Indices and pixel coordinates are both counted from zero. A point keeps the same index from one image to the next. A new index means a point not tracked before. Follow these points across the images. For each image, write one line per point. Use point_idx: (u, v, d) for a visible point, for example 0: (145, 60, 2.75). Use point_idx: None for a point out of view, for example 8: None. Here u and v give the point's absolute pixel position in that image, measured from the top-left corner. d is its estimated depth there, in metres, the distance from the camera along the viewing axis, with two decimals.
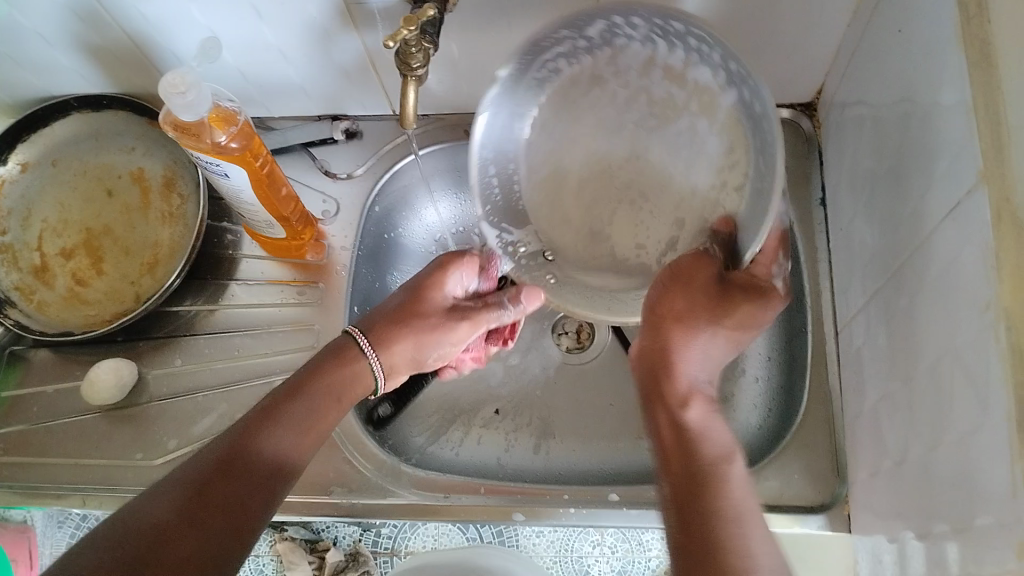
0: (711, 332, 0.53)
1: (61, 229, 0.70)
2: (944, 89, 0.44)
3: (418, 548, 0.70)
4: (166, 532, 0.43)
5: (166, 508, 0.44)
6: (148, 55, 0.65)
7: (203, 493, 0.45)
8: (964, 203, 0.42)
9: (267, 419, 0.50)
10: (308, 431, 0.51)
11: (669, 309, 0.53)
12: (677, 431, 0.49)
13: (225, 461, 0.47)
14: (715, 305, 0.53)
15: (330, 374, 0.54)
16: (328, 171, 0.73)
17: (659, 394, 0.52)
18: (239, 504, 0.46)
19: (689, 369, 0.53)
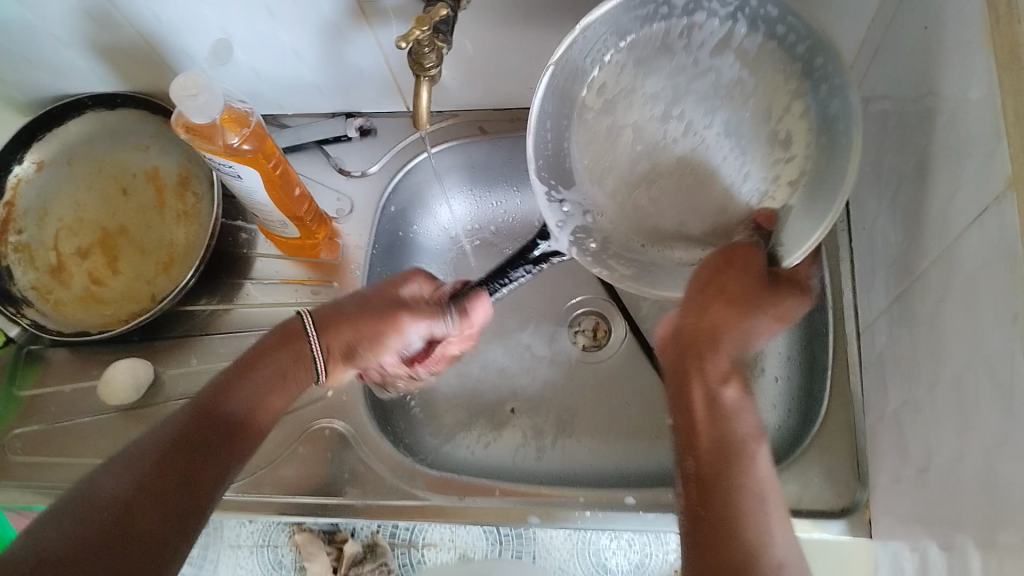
0: (766, 322, 0.52)
1: (77, 229, 0.71)
2: (971, 90, 0.43)
3: (436, 540, 0.67)
4: (127, 504, 0.46)
5: (121, 481, 0.46)
6: (161, 54, 0.65)
7: (160, 463, 0.48)
8: (992, 210, 0.41)
9: (223, 392, 0.53)
10: (265, 398, 0.54)
11: (725, 289, 0.51)
12: (713, 410, 0.50)
13: (181, 436, 0.50)
14: (766, 294, 0.52)
15: (285, 347, 0.57)
16: (342, 169, 0.72)
17: (699, 360, 0.51)
18: (198, 471, 0.49)
19: (731, 346, 0.52)
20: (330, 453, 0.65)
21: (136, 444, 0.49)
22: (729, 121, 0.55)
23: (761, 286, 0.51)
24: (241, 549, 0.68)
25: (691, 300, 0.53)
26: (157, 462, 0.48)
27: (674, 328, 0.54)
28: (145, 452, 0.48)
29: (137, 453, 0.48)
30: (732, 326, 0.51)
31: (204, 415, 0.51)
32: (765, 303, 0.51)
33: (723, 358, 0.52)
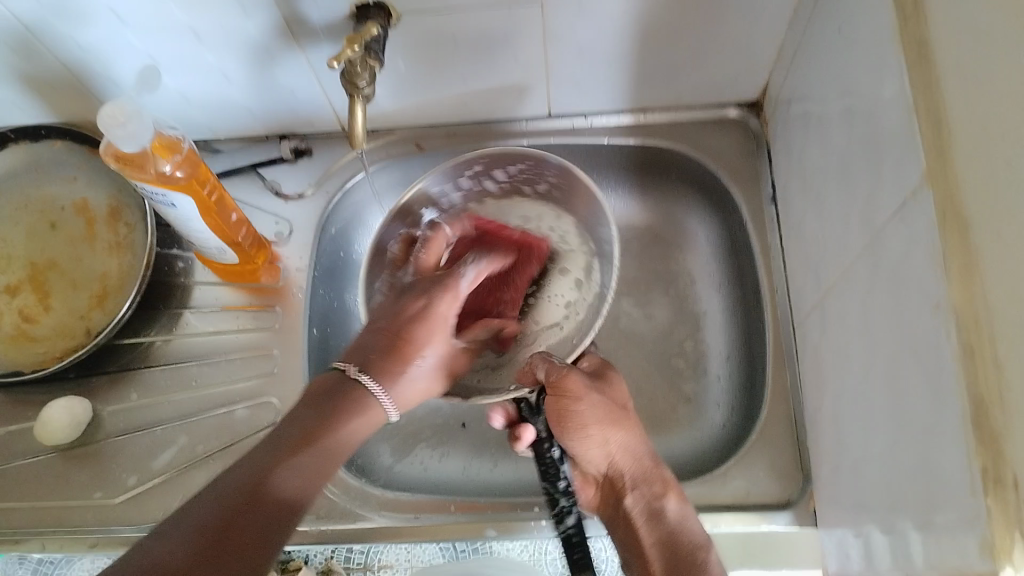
0: (628, 430, 0.58)
1: (4, 266, 0.68)
2: (884, 89, 0.45)
3: (391, 560, 0.64)
4: (195, 564, 0.40)
5: (182, 556, 0.40)
6: (86, 83, 0.63)
7: (225, 529, 0.42)
8: (912, 202, 0.42)
9: (280, 461, 0.46)
10: (309, 480, 0.47)
11: (586, 424, 0.57)
12: (665, 527, 0.55)
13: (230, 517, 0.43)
14: (611, 410, 0.58)
15: (352, 401, 0.51)
16: (280, 192, 0.71)
17: (631, 488, 0.57)
18: (246, 544, 0.42)
19: (619, 465, 0.58)
20: None
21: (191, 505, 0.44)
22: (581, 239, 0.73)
23: (616, 403, 0.59)
24: None
25: (582, 449, 0.58)
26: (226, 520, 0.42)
27: (596, 474, 0.59)
28: (208, 527, 0.42)
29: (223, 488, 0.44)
30: (619, 445, 0.58)
31: (252, 495, 0.44)
32: (610, 420, 0.58)
33: (641, 469, 0.58)
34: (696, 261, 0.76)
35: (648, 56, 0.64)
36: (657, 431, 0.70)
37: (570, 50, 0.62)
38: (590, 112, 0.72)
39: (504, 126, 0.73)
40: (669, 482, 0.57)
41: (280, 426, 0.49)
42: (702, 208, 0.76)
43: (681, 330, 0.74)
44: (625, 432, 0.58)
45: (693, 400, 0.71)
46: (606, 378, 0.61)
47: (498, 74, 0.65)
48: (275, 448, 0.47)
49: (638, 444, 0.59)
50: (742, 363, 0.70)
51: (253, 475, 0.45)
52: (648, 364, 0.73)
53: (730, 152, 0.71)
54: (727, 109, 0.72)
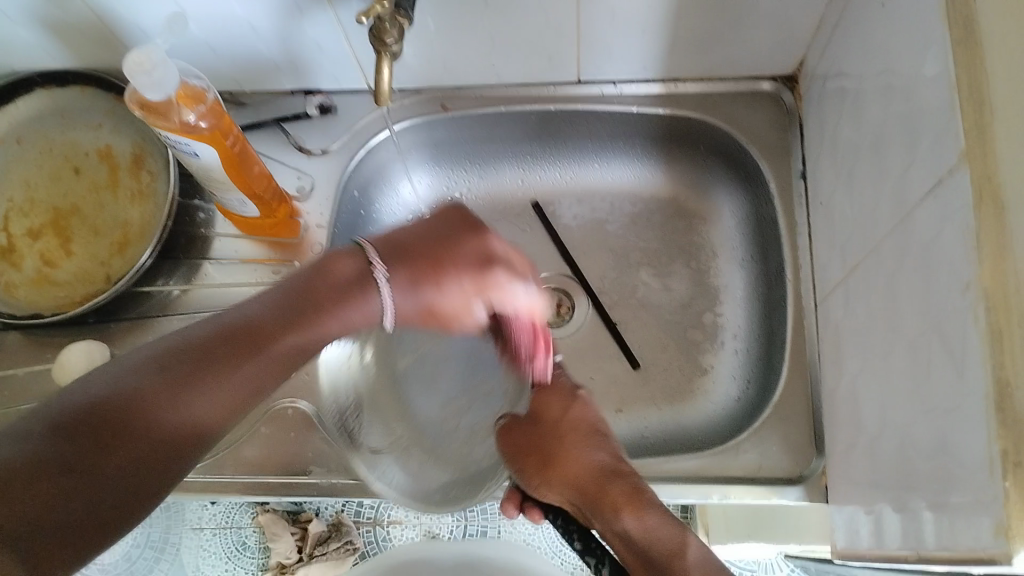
0: (568, 454, 0.56)
1: (26, 209, 0.68)
2: (926, 64, 0.44)
3: (400, 517, 0.70)
4: (91, 457, 0.39)
5: (141, 377, 0.43)
6: (114, 29, 0.63)
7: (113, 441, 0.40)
8: (947, 183, 0.42)
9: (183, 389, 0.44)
10: (212, 410, 0.45)
11: (538, 481, 0.57)
12: (629, 548, 0.51)
13: (203, 367, 0.45)
14: (547, 435, 0.58)
15: (321, 289, 0.52)
16: (302, 147, 0.71)
17: (594, 509, 0.53)
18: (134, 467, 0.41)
19: (573, 499, 0.55)
20: (293, 434, 0.64)
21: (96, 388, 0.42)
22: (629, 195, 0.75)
23: (549, 436, 0.58)
24: (204, 531, 0.71)
25: (546, 495, 0.57)
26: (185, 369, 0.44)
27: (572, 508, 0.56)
28: (117, 393, 0.42)
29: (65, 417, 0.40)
30: (567, 481, 0.55)
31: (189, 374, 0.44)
32: (545, 464, 0.56)
33: (588, 495, 0.54)
34: (719, 234, 0.75)
35: (680, 25, 0.62)
36: (670, 402, 0.70)
37: (601, 14, 0.61)
38: (619, 80, 0.71)
39: (531, 89, 0.72)
40: (622, 494, 0.52)
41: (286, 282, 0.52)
42: (729, 182, 0.74)
43: (700, 303, 0.74)
44: (557, 471, 0.55)
45: (708, 372, 0.71)
46: (541, 411, 0.60)
47: (528, 36, 0.64)
48: (268, 301, 0.50)
49: (582, 465, 0.55)
50: (761, 340, 0.70)
51: (210, 335, 0.47)
52: (665, 335, 0.73)
53: (760, 125, 0.70)
54: (760, 81, 0.71)
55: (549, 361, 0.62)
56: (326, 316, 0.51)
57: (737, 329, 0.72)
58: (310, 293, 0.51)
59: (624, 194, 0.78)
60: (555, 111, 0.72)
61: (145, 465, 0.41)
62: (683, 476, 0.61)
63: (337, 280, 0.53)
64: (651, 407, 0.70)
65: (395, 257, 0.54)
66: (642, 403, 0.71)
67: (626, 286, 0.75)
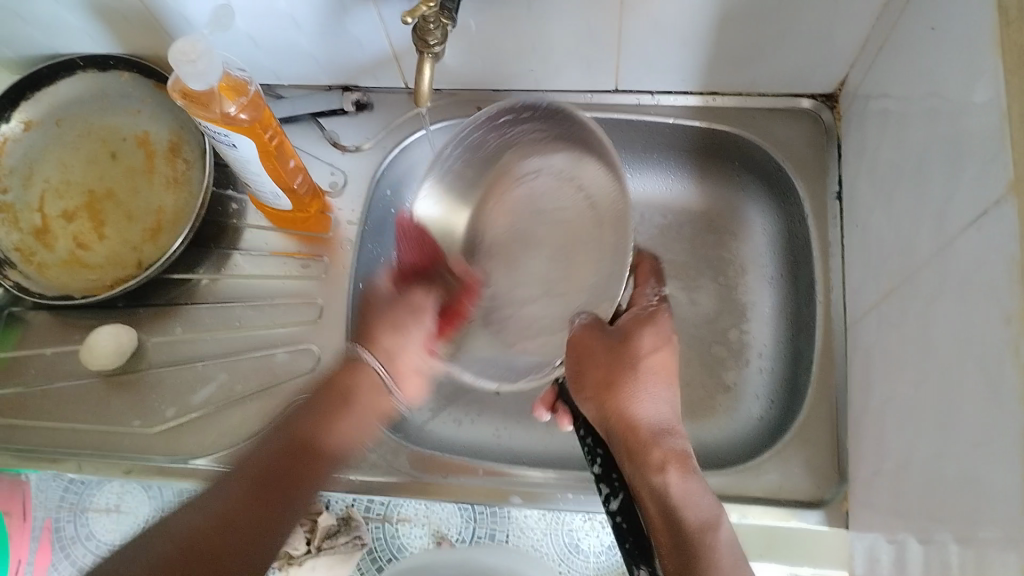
0: (625, 393, 0.54)
1: (62, 191, 0.69)
2: (977, 91, 0.43)
3: (409, 515, 0.66)
4: (231, 514, 0.50)
5: (189, 525, 0.49)
6: (158, 17, 0.63)
7: (228, 521, 0.50)
8: (992, 213, 0.41)
9: (275, 502, 0.52)
10: (319, 434, 0.56)
11: (590, 387, 0.55)
12: (660, 502, 0.49)
13: (240, 497, 0.51)
14: (615, 357, 0.55)
15: (350, 379, 0.60)
16: (337, 143, 0.71)
17: (636, 456, 0.51)
18: (260, 525, 0.51)
19: (615, 435, 0.53)
20: None
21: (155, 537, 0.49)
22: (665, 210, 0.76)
23: (619, 358, 0.55)
24: None
25: (585, 407, 0.56)
26: (250, 484, 0.52)
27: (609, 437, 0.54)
28: (187, 523, 0.49)
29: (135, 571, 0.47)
30: (617, 413, 0.53)
31: (241, 480, 0.52)
32: (602, 386, 0.55)
33: (636, 439, 0.52)
34: (750, 251, 0.75)
35: (722, 38, 0.62)
36: (692, 417, 0.70)
37: (643, 25, 0.60)
38: (657, 90, 0.71)
39: (568, 96, 0.72)
40: (672, 453, 0.51)
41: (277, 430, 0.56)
42: (762, 198, 0.74)
43: (727, 319, 0.73)
44: (613, 397, 0.54)
45: (731, 389, 0.71)
46: (630, 336, 0.57)
47: (569, 43, 0.64)
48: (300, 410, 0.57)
49: (640, 409, 0.54)
50: (787, 360, 0.69)
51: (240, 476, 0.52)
52: (689, 349, 0.73)
53: (798, 142, 0.69)
54: (800, 98, 0.70)
55: (652, 295, 0.60)
56: (340, 427, 0.57)
57: (763, 348, 0.71)
58: (332, 394, 0.58)
59: (657, 205, 0.78)
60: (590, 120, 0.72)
61: (228, 546, 0.49)
62: None
63: (342, 435, 0.58)
64: None
65: (404, 369, 0.62)
66: None
67: None
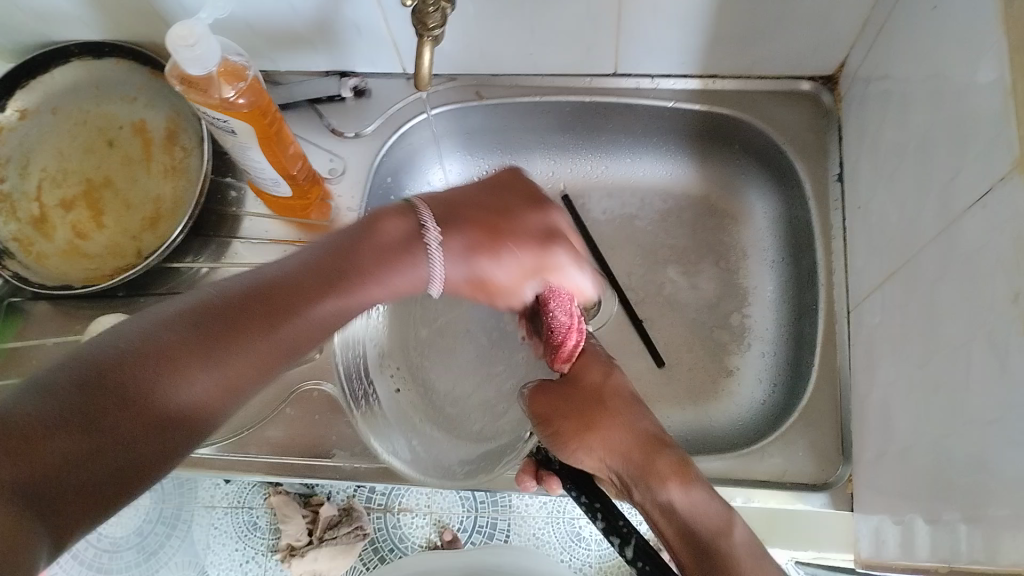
0: (608, 422, 0.54)
1: (60, 180, 0.69)
2: (981, 67, 0.43)
3: (411, 504, 0.72)
4: (113, 407, 0.36)
5: (61, 402, 0.35)
6: (153, 3, 0.63)
7: (120, 385, 0.36)
8: (998, 190, 0.41)
9: (194, 360, 0.39)
10: (213, 398, 0.40)
11: (571, 440, 0.55)
12: (671, 517, 0.49)
13: (177, 346, 0.39)
14: (585, 412, 0.55)
15: (363, 247, 0.49)
16: (335, 130, 0.71)
17: (634, 479, 0.52)
18: (116, 443, 0.36)
19: (612, 466, 0.54)
20: (319, 415, 0.64)
21: (73, 359, 0.37)
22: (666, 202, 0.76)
23: (585, 398, 0.57)
24: (217, 509, 0.73)
25: (578, 461, 0.55)
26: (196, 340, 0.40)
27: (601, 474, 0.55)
28: (113, 350, 0.37)
29: (59, 383, 0.35)
30: (606, 447, 0.54)
31: (122, 368, 0.37)
32: (585, 424, 0.55)
33: (633, 462, 0.52)
34: (751, 235, 0.74)
35: (723, 20, 0.62)
36: (694, 401, 0.70)
37: (643, 7, 0.60)
38: (656, 74, 0.70)
39: (567, 80, 0.71)
40: (671, 464, 0.51)
41: (257, 274, 0.45)
42: (763, 182, 0.74)
43: (728, 303, 0.73)
44: (597, 431, 0.54)
45: (733, 374, 0.71)
46: (578, 373, 0.59)
47: (569, 27, 0.63)
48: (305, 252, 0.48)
49: (629, 433, 0.54)
50: (789, 344, 0.69)
51: (233, 292, 0.43)
52: (691, 334, 0.72)
53: (798, 124, 0.69)
54: (800, 81, 0.69)
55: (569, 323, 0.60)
56: (261, 348, 0.42)
57: (765, 331, 0.71)
58: (357, 246, 0.49)
59: (657, 190, 0.78)
60: (589, 104, 0.71)
61: (146, 452, 0.37)
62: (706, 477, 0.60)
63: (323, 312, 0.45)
64: (674, 406, 0.70)
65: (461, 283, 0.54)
66: (666, 402, 0.70)
67: (653, 284, 0.75)
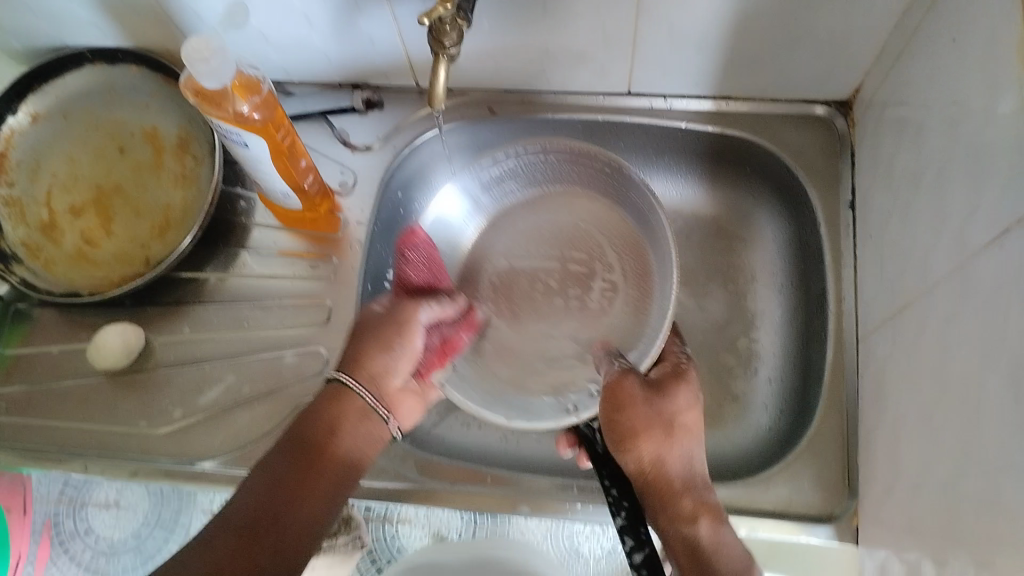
0: (677, 442, 0.51)
1: (70, 186, 0.69)
2: (1000, 101, 0.43)
3: (409, 515, 0.65)
4: (272, 514, 0.47)
5: (251, 499, 0.47)
6: (169, 13, 0.63)
7: (256, 533, 0.45)
8: (1014, 230, 0.41)
9: (288, 507, 0.47)
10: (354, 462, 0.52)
11: (626, 443, 0.51)
12: (689, 553, 0.47)
13: (291, 480, 0.48)
14: (666, 420, 0.51)
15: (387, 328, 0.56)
16: (347, 142, 0.71)
17: (669, 503, 0.49)
18: (287, 540, 0.46)
19: (660, 479, 0.50)
20: None
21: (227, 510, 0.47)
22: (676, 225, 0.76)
23: (659, 412, 0.52)
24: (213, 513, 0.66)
25: (622, 462, 0.52)
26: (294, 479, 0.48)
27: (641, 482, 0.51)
28: (243, 510, 0.46)
29: (222, 532, 0.45)
30: (657, 458, 0.50)
31: (287, 451, 0.50)
32: (653, 433, 0.51)
33: (673, 486, 0.49)
34: (760, 258, 0.74)
35: (738, 43, 0.61)
36: (701, 425, 0.69)
37: (658, 31, 0.60)
38: (670, 94, 0.70)
39: (580, 98, 0.71)
40: (700, 501, 0.49)
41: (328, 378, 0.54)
42: (774, 205, 0.73)
43: (736, 327, 0.73)
44: (653, 442, 0.50)
45: (741, 398, 0.70)
46: (669, 391, 0.53)
47: (584, 48, 0.63)
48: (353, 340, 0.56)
49: (678, 455, 0.50)
50: (796, 370, 0.68)
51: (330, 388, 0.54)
52: (697, 357, 0.72)
53: (811, 149, 0.69)
54: (813, 104, 0.69)
55: (681, 353, 0.60)
56: (353, 400, 0.53)
57: (773, 356, 0.71)
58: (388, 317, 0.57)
59: (667, 209, 0.77)
60: (601, 122, 0.71)
61: (286, 528, 0.46)
62: None
63: (352, 405, 0.53)
64: None
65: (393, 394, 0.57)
66: None
67: None
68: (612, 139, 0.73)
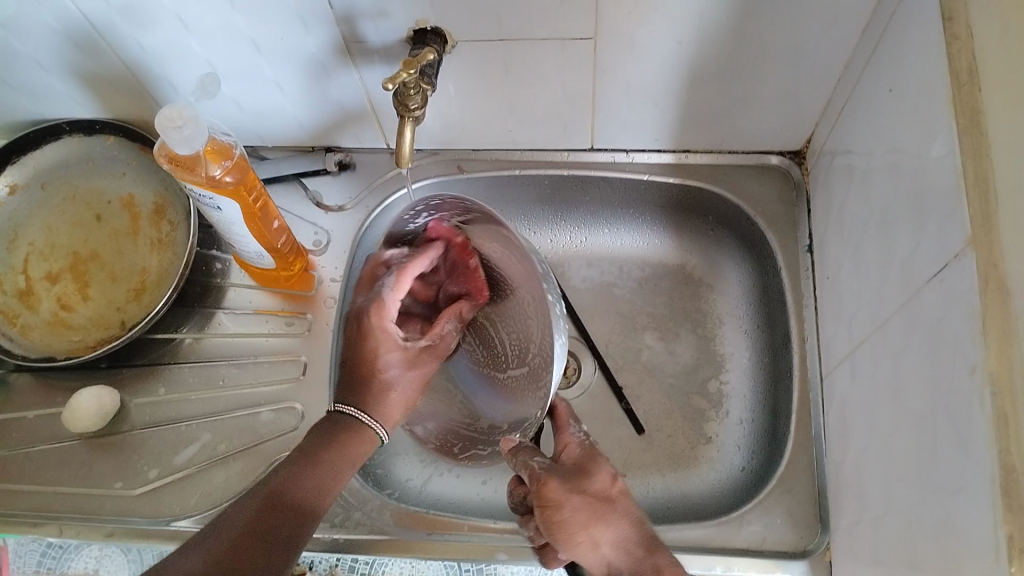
0: (616, 521, 0.52)
1: (47, 253, 0.70)
2: (933, 146, 0.45)
3: (395, 574, 0.63)
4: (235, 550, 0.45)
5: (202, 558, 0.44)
6: (144, 84, 0.65)
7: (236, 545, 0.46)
8: (952, 267, 0.43)
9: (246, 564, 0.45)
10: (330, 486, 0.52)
11: (573, 533, 0.52)
12: None
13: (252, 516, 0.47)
14: (596, 502, 0.53)
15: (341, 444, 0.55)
16: (321, 203, 0.73)
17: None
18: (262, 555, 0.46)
19: (615, 564, 0.51)
20: None
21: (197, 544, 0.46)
22: (642, 288, 0.78)
23: (593, 496, 0.53)
24: None
25: (576, 556, 0.52)
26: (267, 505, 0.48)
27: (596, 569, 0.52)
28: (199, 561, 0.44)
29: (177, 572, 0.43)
30: (608, 539, 0.52)
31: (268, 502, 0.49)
32: (594, 519, 0.52)
33: (636, 558, 0.51)
34: (725, 304, 0.76)
35: (693, 99, 0.64)
36: (675, 468, 0.70)
37: (617, 88, 0.63)
38: (632, 148, 0.73)
39: (545, 154, 0.74)
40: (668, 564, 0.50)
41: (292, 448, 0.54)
42: (737, 252, 0.76)
43: (706, 370, 0.74)
44: (602, 526, 0.52)
45: (713, 441, 0.71)
46: (587, 472, 0.54)
47: (547, 106, 0.66)
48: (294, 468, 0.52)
49: (625, 529, 0.52)
50: (766, 410, 0.70)
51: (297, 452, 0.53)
52: (669, 401, 0.73)
53: (769, 196, 0.71)
54: (770, 154, 0.72)
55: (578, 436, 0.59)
56: (365, 435, 0.56)
57: (742, 398, 0.72)
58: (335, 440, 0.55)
59: (633, 258, 0.79)
60: (567, 176, 0.73)
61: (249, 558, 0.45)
62: (688, 545, 0.61)
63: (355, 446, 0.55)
64: (654, 472, 0.70)
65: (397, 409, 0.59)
66: (645, 468, 0.71)
67: (631, 352, 0.76)
68: (575, 194, 0.76)
